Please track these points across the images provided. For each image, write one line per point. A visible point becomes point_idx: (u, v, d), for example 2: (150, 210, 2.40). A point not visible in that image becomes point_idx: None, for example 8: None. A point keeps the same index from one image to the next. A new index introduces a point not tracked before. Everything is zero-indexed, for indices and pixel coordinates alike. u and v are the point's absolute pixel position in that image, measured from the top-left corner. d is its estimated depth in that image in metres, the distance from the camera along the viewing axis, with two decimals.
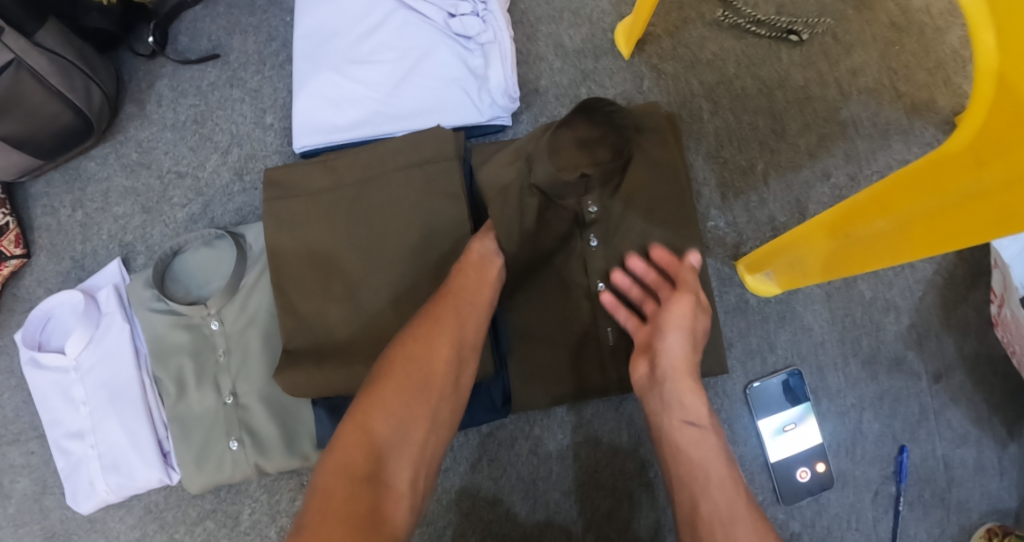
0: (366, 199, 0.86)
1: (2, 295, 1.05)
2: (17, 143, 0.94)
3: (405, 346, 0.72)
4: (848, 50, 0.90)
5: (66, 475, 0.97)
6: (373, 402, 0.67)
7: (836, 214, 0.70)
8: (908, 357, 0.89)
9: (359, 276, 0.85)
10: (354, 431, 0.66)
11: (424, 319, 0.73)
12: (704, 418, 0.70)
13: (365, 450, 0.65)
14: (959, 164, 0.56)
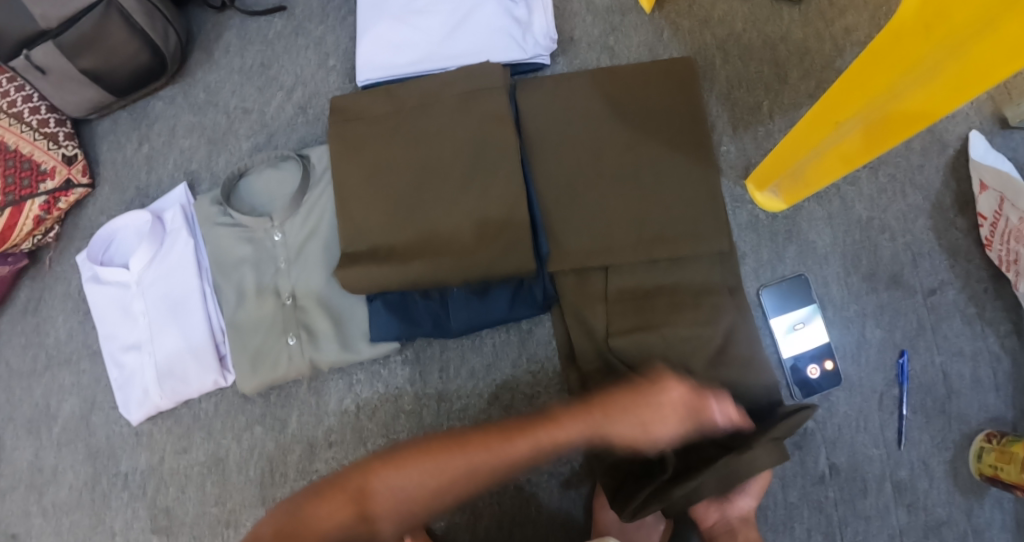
0: (422, 122, 0.95)
1: (63, 224, 1.12)
2: (96, 78, 1.04)
3: (468, 465, 0.74)
4: (842, 9, 1.03)
5: (119, 386, 1.03)
6: (369, 492, 0.72)
7: (825, 115, 0.82)
8: (904, 273, 0.99)
9: (415, 190, 0.93)
10: (339, 493, 0.72)
11: (493, 428, 0.77)
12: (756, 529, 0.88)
13: (331, 528, 0.70)
14: (916, 48, 0.67)
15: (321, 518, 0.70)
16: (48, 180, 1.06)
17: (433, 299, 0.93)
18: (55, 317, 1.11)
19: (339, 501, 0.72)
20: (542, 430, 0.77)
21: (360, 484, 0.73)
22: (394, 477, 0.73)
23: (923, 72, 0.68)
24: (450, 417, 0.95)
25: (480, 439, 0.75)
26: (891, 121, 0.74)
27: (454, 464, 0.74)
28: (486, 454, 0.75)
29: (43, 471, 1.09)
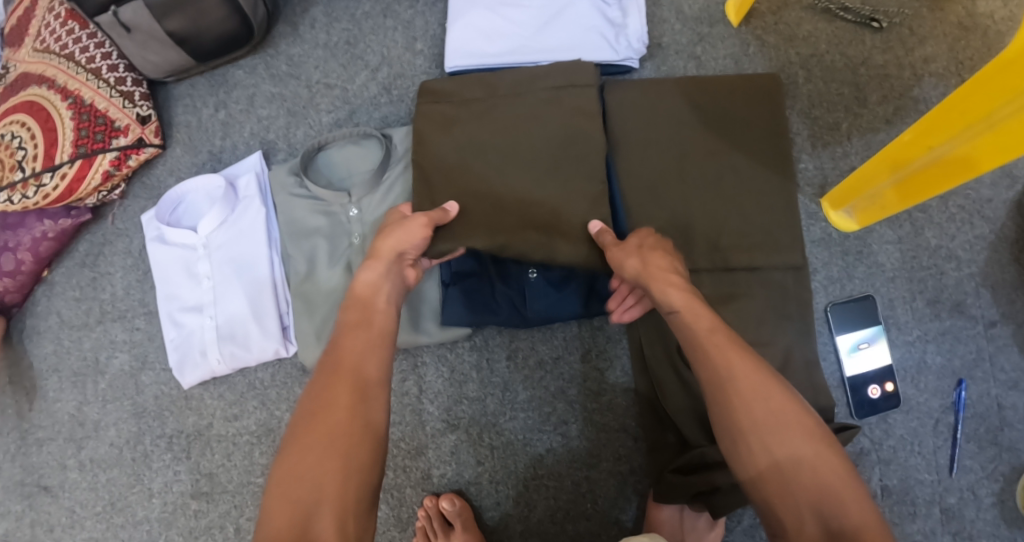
0: (509, 111, 0.95)
1: (131, 182, 1.12)
2: (181, 40, 1.04)
3: (365, 352, 0.71)
4: (921, 40, 1.05)
5: (175, 346, 1.03)
6: (294, 463, 0.63)
7: (912, 138, 0.82)
8: (967, 302, 1.00)
9: (497, 174, 0.92)
10: (278, 502, 0.62)
11: (350, 330, 0.73)
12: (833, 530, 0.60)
13: (290, 529, 0.60)
14: (1019, 76, 0.67)
15: (279, 513, 0.61)
16: (121, 137, 1.06)
17: (509, 288, 0.92)
18: (113, 273, 1.11)
19: (291, 471, 0.62)
20: (350, 327, 0.73)
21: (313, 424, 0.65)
22: (318, 398, 0.66)
23: (1021, 102, 0.69)
24: (513, 406, 0.94)
25: (354, 321, 0.73)
26: (985, 146, 0.75)
27: (360, 349, 0.71)
28: (352, 357, 0.70)
29: (85, 425, 1.08)
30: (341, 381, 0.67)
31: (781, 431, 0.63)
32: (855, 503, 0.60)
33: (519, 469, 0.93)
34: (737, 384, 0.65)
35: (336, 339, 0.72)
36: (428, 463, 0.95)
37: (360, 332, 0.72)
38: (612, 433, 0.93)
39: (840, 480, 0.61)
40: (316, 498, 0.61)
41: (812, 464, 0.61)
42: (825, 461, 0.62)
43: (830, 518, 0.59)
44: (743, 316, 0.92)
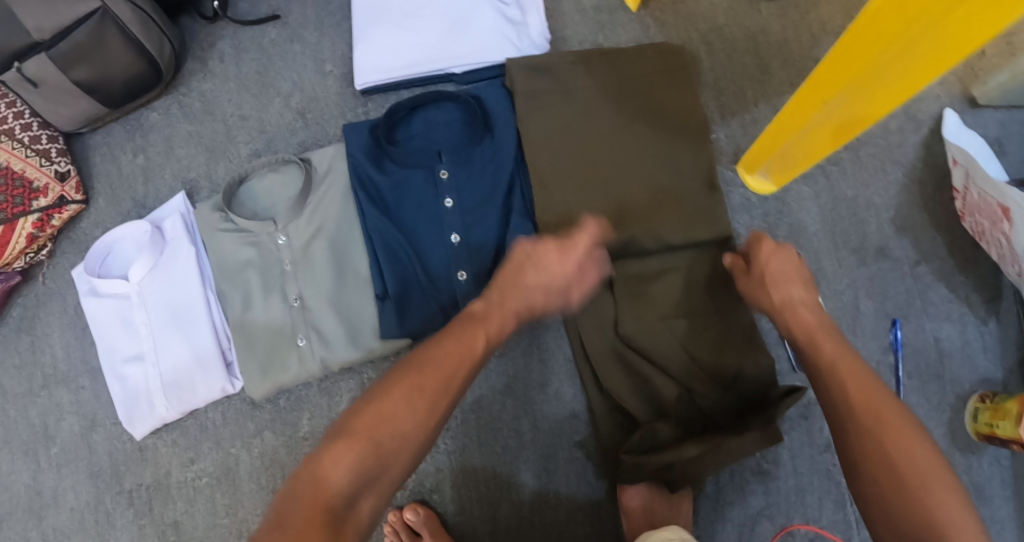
0: (617, 119, 0.96)
1: (57, 241, 1.10)
2: (89, 90, 1.03)
3: (458, 365, 0.75)
4: (815, 2, 1.09)
5: (121, 400, 1.01)
6: (371, 427, 0.68)
7: (815, 93, 0.83)
8: (891, 245, 1.04)
9: (601, 178, 0.95)
10: (335, 445, 0.67)
11: (452, 337, 0.77)
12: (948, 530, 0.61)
13: (339, 477, 0.65)
14: (886, 30, 0.68)
15: (327, 477, 0.64)
16: (41, 198, 1.04)
17: (443, 295, 0.93)
18: (50, 334, 1.09)
19: (357, 442, 0.67)
20: (458, 329, 0.77)
21: (383, 411, 0.69)
22: (406, 396, 0.70)
23: (897, 48, 0.69)
24: (463, 409, 0.96)
25: (455, 329, 0.78)
26: (879, 95, 0.75)
27: (457, 363, 0.75)
28: (457, 361, 0.74)
29: (43, 494, 1.06)
30: (438, 373, 0.73)
31: (903, 475, 0.65)
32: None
33: (479, 469, 0.95)
34: (882, 431, 0.68)
35: (438, 341, 0.76)
36: None
37: (480, 342, 0.77)
38: (564, 420, 0.95)
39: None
40: (370, 468, 0.66)
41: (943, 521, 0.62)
42: (955, 521, 0.62)
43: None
44: (678, 293, 0.94)
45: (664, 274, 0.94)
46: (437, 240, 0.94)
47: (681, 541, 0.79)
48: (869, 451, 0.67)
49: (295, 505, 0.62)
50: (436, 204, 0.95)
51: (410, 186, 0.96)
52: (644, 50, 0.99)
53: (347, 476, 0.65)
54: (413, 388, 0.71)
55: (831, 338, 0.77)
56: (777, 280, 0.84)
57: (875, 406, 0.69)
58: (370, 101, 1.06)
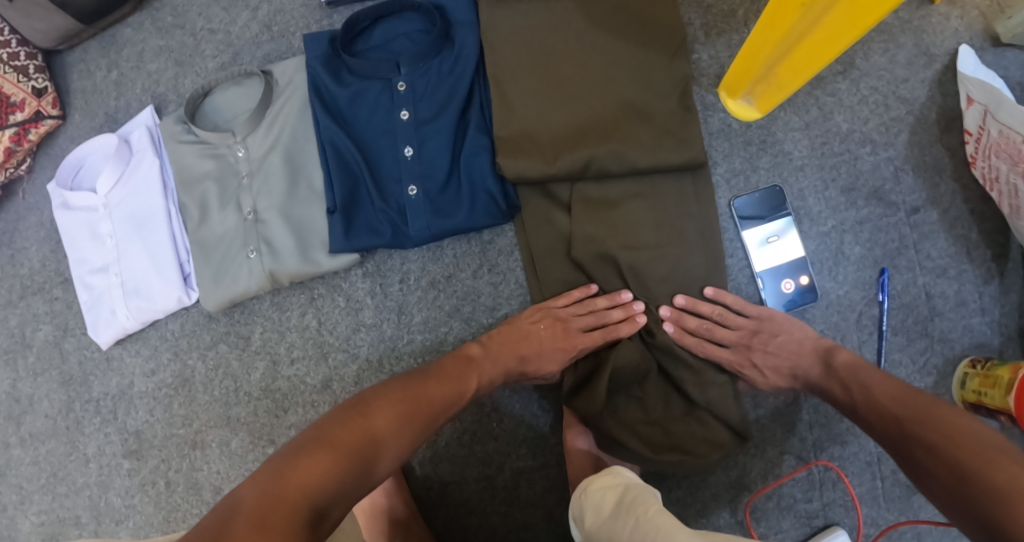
0: (585, 29, 0.88)
1: (36, 156, 1.13)
2: (63, 4, 1.03)
3: (448, 397, 0.76)
4: None
5: (88, 308, 1.03)
6: (356, 434, 0.67)
7: (789, 2, 0.74)
8: (886, 188, 0.95)
9: (564, 93, 0.87)
10: (321, 450, 0.63)
11: (444, 370, 0.78)
12: (925, 411, 0.67)
13: (325, 480, 0.61)
14: None
15: (307, 477, 0.61)
16: (18, 112, 1.06)
17: (392, 207, 0.89)
18: (29, 248, 1.12)
19: (341, 452, 0.64)
20: (456, 365, 0.79)
21: (366, 423, 0.68)
22: (395, 415, 0.70)
23: None
24: (410, 329, 0.92)
25: (450, 365, 0.79)
26: (855, 3, 0.67)
27: (447, 397, 0.75)
28: (448, 405, 0.76)
29: (21, 402, 1.10)
30: (427, 405, 0.73)
31: (895, 402, 0.70)
32: (990, 440, 0.63)
33: None
34: (856, 378, 0.74)
35: (432, 373, 0.77)
36: (334, 396, 0.94)
37: (472, 387, 0.78)
38: None
39: (972, 430, 0.64)
40: (358, 481, 0.64)
41: (941, 422, 0.66)
42: (947, 415, 0.66)
43: (950, 477, 0.63)
44: (643, 219, 0.86)
45: (628, 199, 0.87)
46: (390, 151, 0.89)
47: (622, 483, 0.75)
48: (868, 406, 0.72)
49: (272, 507, 0.57)
50: (392, 116, 0.90)
51: (366, 97, 0.91)
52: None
53: (335, 484, 0.62)
54: (408, 414, 0.71)
55: (782, 340, 0.83)
56: (729, 335, 0.85)
57: (847, 365, 0.77)
58: (336, 12, 1.01)
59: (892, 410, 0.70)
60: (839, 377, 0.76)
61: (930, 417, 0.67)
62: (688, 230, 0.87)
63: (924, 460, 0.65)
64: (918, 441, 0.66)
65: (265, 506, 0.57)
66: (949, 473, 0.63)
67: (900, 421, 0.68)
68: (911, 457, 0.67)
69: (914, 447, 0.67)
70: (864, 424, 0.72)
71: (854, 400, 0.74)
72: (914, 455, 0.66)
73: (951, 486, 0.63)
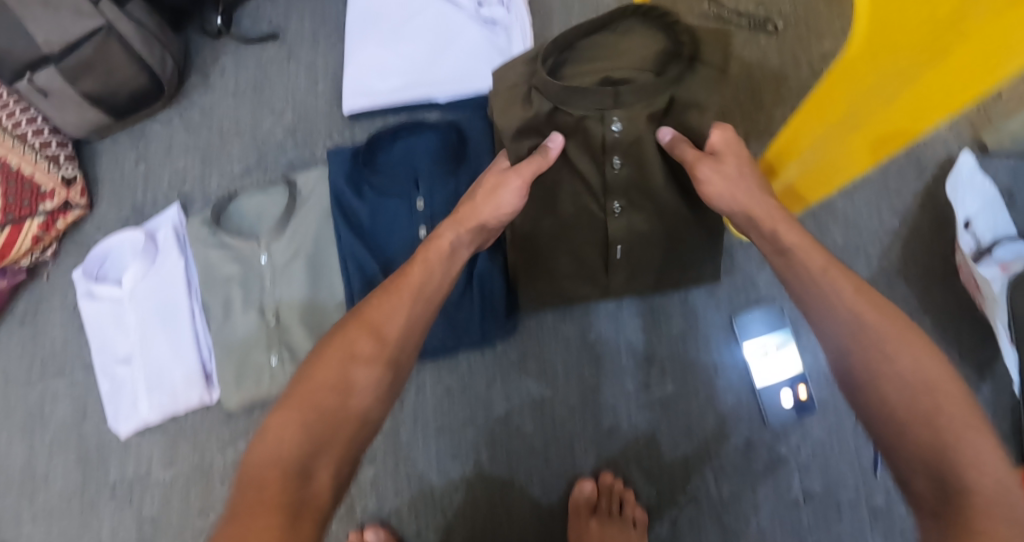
0: None
1: (62, 242, 1.17)
2: (97, 100, 1.10)
3: (382, 337, 0.72)
4: (820, 37, 1.05)
5: (109, 398, 1.06)
6: (299, 401, 0.67)
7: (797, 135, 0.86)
8: (880, 297, 1.00)
9: None
10: (290, 408, 0.67)
11: (395, 284, 0.76)
12: (920, 383, 0.61)
13: (292, 443, 0.64)
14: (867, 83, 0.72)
15: (280, 440, 0.65)
16: (48, 200, 1.10)
17: None
18: (52, 329, 1.14)
19: (296, 408, 0.67)
20: (390, 294, 0.75)
21: (308, 387, 0.69)
22: (336, 362, 0.70)
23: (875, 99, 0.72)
24: (426, 434, 0.95)
25: (397, 281, 0.76)
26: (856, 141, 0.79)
27: (399, 313, 0.74)
28: (403, 299, 0.75)
29: (34, 477, 1.08)
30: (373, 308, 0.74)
31: (886, 329, 0.65)
32: (951, 400, 0.59)
33: (437, 496, 0.94)
34: (872, 378, 0.63)
35: (364, 307, 0.75)
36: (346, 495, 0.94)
37: (409, 315, 0.74)
38: (523, 453, 0.94)
39: (965, 409, 0.58)
40: (319, 416, 0.66)
41: (884, 343, 0.64)
42: (956, 406, 0.59)
43: (942, 474, 0.56)
44: None
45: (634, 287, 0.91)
46: None
47: None
48: (818, 282, 0.70)
49: (248, 491, 0.62)
50: (412, 233, 0.98)
51: (387, 211, 1.00)
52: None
53: (303, 458, 0.64)
54: (346, 355, 0.70)
55: (788, 223, 0.75)
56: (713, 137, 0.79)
57: (841, 271, 0.70)
58: (357, 123, 1.09)
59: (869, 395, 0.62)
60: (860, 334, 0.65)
61: (913, 398, 0.60)
62: (682, 344, 0.96)
63: (914, 449, 0.58)
64: (920, 434, 0.58)
65: (253, 487, 0.62)
66: (919, 446, 0.58)
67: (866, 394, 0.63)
68: (895, 381, 0.62)
69: (935, 408, 0.59)
70: (868, 331, 0.65)
71: (844, 299, 0.68)
72: (895, 401, 0.61)
73: (943, 491, 0.56)
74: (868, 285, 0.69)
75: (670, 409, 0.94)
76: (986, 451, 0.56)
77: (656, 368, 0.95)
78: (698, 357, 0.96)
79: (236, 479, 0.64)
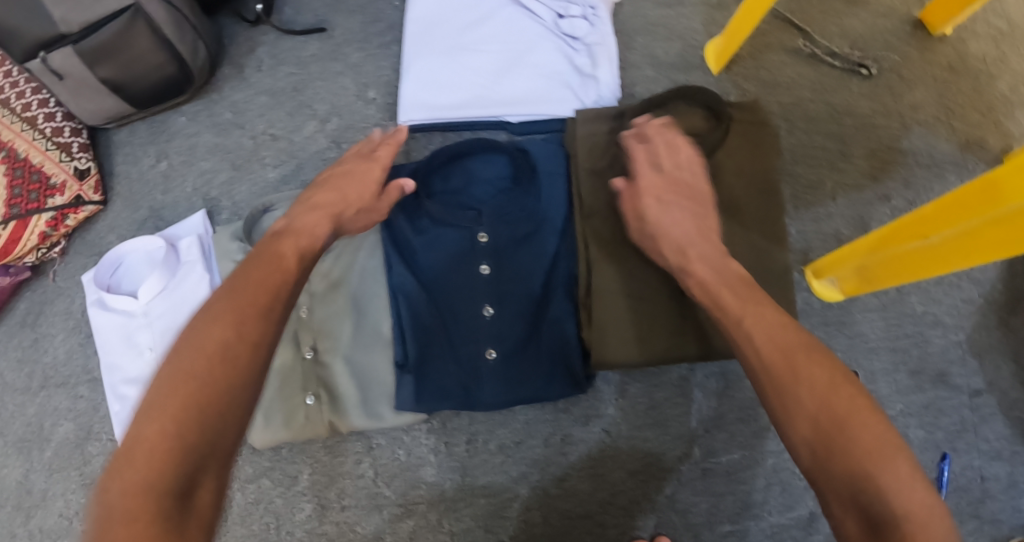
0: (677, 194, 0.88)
1: (70, 239, 1.05)
2: (115, 88, 0.99)
3: (229, 326, 0.60)
4: (910, 85, 0.98)
5: (119, 420, 0.97)
6: (165, 404, 0.55)
7: (911, 223, 0.76)
8: (951, 371, 0.95)
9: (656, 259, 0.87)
10: (154, 416, 0.55)
11: (241, 281, 0.64)
12: (889, 484, 0.54)
13: (156, 476, 0.52)
14: None
15: (138, 466, 0.52)
16: (58, 195, 1.00)
17: (466, 365, 0.87)
18: (55, 335, 1.03)
19: (169, 414, 0.55)
20: (229, 287, 0.64)
21: (172, 389, 0.56)
22: (208, 346, 0.58)
23: None
24: (473, 492, 0.89)
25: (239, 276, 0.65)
26: (982, 239, 0.69)
27: (245, 307, 0.62)
28: (254, 292, 0.63)
29: (32, 495, 0.99)
30: (241, 304, 0.61)
31: (802, 391, 0.61)
32: (902, 476, 0.55)
33: None
34: (853, 468, 0.56)
35: (221, 292, 0.63)
36: None
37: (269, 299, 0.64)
38: (577, 519, 0.88)
39: (880, 440, 0.57)
40: (179, 450, 0.53)
41: (803, 380, 0.61)
42: (869, 429, 0.58)
43: (872, 507, 0.54)
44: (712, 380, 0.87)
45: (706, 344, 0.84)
46: (468, 306, 0.88)
47: None
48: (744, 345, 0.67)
49: (114, 516, 0.50)
50: (471, 268, 0.89)
51: (444, 240, 0.90)
52: (699, 98, 0.91)
53: (183, 481, 0.52)
54: (195, 350, 0.58)
55: (766, 303, 0.69)
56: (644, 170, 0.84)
57: (757, 321, 0.67)
58: (413, 138, 1.00)
59: (846, 492, 0.55)
60: (818, 422, 0.59)
61: (889, 494, 0.54)
62: (750, 411, 0.90)
63: (844, 476, 0.56)
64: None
65: (110, 511, 0.51)
66: (846, 481, 0.56)
67: (822, 491, 0.57)
68: (809, 417, 0.59)
69: (853, 441, 0.57)
70: (773, 373, 0.63)
71: (766, 365, 0.64)
72: (819, 435, 0.58)
73: (874, 528, 0.53)
74: (803, 331, 0.66)
75: (733, 479, 0.89)
76: (912, 482, 0.55)
77: (722, 432, 0.90)
78: (767, 424, 0.90)
79: (96, 490, 0.53)
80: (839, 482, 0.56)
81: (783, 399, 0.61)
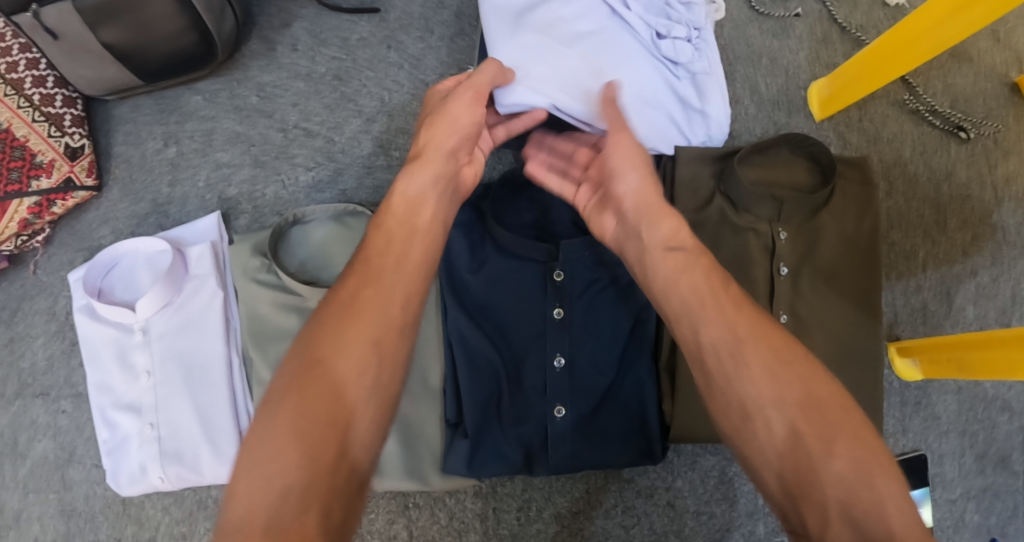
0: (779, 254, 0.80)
1: (55, 227, 0.90)
2: (119, 56, 0.82)
3: (365, 319, 0.57)
4: (1006, 155, 0.92)
5: (108, 451, 0.82)
6: (307, 398, 0.53)
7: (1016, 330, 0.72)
8: (1013, 457, 0.90)
9: None
10: (289, 412, 0.52)
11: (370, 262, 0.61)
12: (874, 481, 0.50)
13: (287, 485, 0.49)
14: None
15: (274, 473, 0.49)
16: (44, 176, 0.84)
17: (532, 423, 0.77)
18: (34, 337, 0.89)
19: (299, 412, 0.52)
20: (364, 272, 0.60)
21: (311, 386, 0.53)
22: (341, 341, 0.56)
23: None
24: None
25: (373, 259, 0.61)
26: None
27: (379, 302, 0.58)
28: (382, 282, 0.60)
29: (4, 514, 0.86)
30: (370, 297, 0.58)
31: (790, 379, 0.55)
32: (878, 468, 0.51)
33: None
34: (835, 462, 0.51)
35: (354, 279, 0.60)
36: None
37: (402, 299, 0.60)
38: None
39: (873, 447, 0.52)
40: (310, 456, 0.50)
41: (774, 371, 0.56)
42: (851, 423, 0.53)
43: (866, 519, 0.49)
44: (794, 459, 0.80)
45: None
46: (538, 357, 0.78)
47: None
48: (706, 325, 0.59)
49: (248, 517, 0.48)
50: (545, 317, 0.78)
51: (512, 279, 0.79)
52: (802, 149, 0.84)
53: (307, 488, 0.49)
54: (328, 344, 0.55)
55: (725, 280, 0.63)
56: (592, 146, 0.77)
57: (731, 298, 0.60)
58: None
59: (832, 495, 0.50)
60: (791, 414, 0.54)
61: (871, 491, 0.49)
62: None
63: (834, 478, 0.51)
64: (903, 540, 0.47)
65: (248, 510, 0.48)
66: (840, 487, 0.50)
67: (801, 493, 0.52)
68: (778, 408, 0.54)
69: (830, 435, 0.52)
70: (741, 357, 0.57)
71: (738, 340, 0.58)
72: (801, 430, 0.53)
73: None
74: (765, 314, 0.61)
75: None
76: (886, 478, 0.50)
77: None
78: None
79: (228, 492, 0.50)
80: (822, 477, 0.51)
81: (756, 382, 0.56)
